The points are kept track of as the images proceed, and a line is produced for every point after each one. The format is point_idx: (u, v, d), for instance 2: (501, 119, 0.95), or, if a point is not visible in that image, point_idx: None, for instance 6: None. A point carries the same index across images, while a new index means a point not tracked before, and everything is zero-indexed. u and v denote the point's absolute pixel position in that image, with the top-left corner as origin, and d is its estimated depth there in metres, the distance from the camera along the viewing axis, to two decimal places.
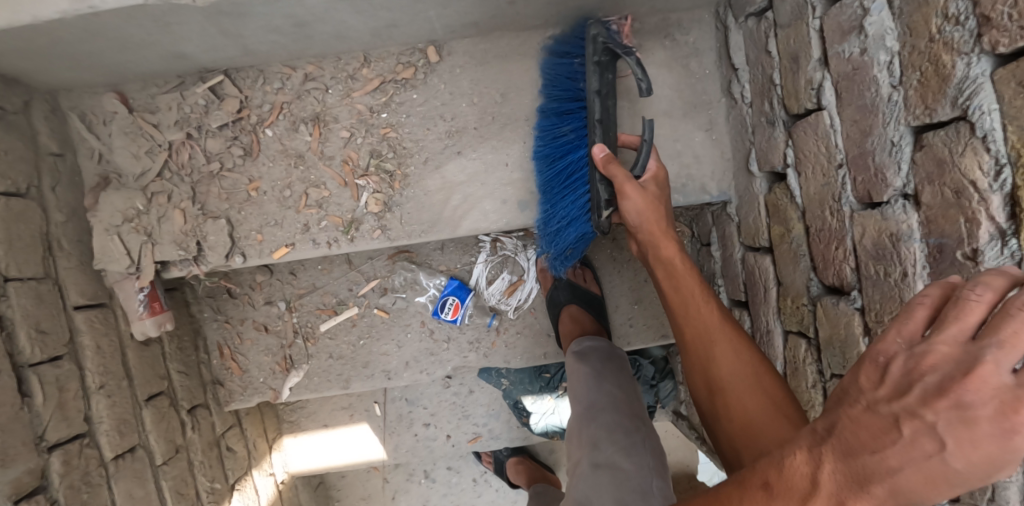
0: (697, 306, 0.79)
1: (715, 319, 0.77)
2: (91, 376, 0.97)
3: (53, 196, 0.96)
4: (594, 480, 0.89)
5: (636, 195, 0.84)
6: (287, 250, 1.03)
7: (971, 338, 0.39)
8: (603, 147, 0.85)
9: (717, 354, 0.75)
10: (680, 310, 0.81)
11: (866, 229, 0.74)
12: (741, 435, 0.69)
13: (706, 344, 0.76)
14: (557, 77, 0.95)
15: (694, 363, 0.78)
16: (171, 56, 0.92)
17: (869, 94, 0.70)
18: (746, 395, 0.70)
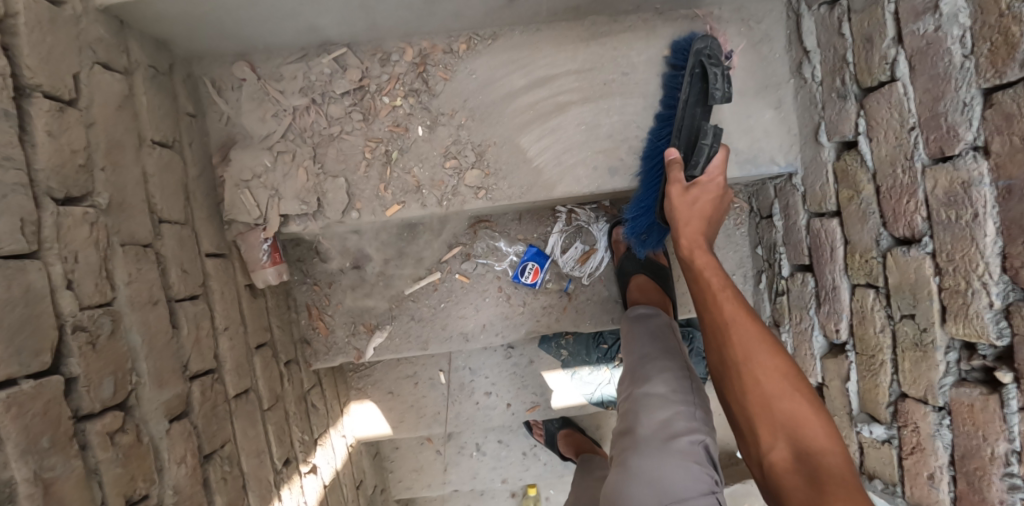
0: (717, 302, 0.90)
1: (741, 321, 0.87)
2: (218, 318, 1.05)
3: (190, 151, 1.05)
4: (641, 407, 0.96)
5: (674, 197, 0.99)
6: (399, 208, 1.12)
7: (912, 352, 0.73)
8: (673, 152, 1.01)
9: (754, 350, 0.84)
10: (706, 307, 0.92)
11: (939, 181, 0.86)
12: (766, 419, 0.80)
13: (725, 333, 0.87)
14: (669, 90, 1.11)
15: (713, 350, 0.89)
16: (308, 27, 1.02)
17: (942, 64, 0.83)
18: (768, 381, 0.82)
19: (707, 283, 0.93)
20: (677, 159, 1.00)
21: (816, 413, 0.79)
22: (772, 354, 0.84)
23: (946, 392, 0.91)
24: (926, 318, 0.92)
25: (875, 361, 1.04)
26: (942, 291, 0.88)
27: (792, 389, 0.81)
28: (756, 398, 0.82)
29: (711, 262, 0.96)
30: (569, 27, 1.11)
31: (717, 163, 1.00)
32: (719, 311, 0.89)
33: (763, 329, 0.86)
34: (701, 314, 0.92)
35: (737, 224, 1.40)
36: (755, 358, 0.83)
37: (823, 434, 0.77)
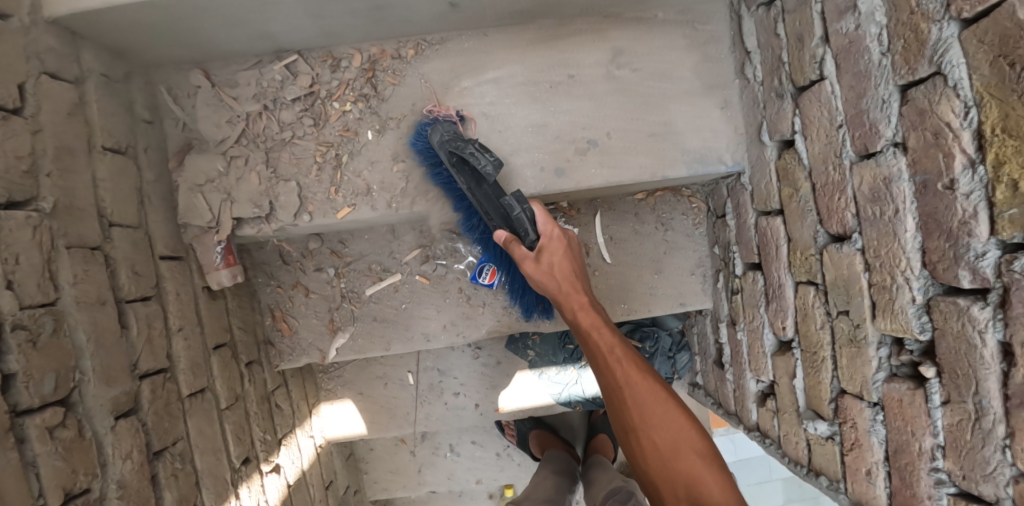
0: (615, 363, 0.94)
1: (642, 387, 0.90)
2: (172, 319, 1.08)
3: (145, 157, 1.08)
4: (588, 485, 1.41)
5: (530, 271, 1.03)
6: (349, 211, 1.14)
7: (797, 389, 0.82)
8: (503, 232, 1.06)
9: (660, 412, 0.88)
10: (605, 367, 0.95)
11: (864, 178, 0.87)
12: (666, 481, 0.85)
13: (625, 394, 0.91)
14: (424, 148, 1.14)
15: (615, 414, 0.92)
16: (258, 36, 1.05)
17: (863, 62, 0.84)
18: (665, 444, 0.86)
19: (598, 350, 0.97)
20: (511, 236, 1.05)
21: (715, 472, 0.83)
22: (674, 414, 0.88)
23: (879, 387, 0.91)
24: (859, 314, 0.92)
25: (817, 358, 1.04)
26: (871, 287, 0.89)
27: (688, 450, 0.85)
28: (653, 462, 0.87)
29: (595, 323, 1.00)
30: (516, 31, 1.13)
31: (545, 222, 1.04)
32: (612, 375, 0.93)
33: (671, 392, 0.91)
34: (601, 377, 0.96)
35: (696, 223, 1.41)
36: (652, 421, 0.88)
37: (719, 489, 0.80)
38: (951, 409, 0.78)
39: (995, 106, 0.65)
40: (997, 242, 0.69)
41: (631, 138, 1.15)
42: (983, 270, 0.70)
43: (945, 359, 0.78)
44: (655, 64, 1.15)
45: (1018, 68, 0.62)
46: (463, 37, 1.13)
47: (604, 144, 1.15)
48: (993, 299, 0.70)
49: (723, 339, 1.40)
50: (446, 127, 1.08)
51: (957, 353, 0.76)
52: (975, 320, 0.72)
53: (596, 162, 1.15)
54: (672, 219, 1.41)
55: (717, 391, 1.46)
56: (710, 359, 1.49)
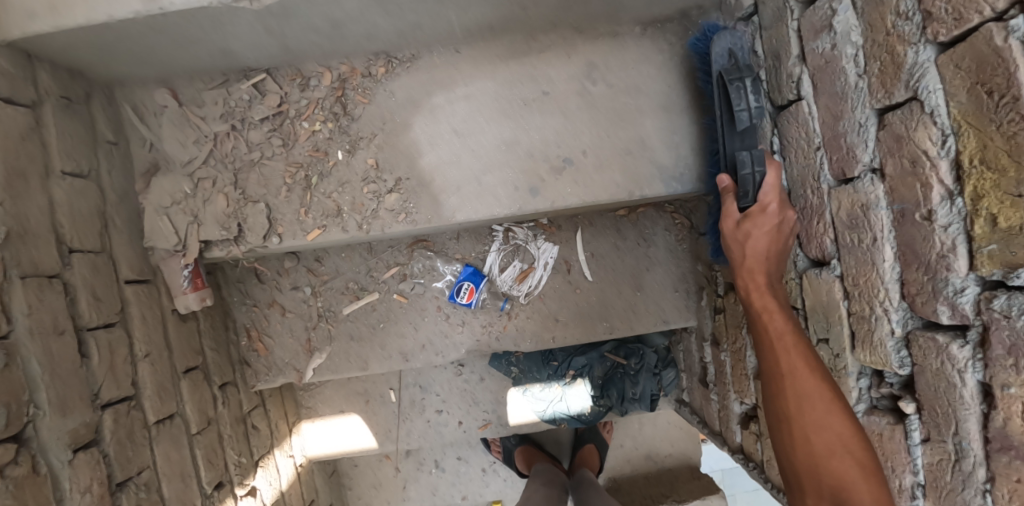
0: (784, 349, 0.82)
1: (800, 368, 0.79)
2: (137, 344, 1.06)
3: (109, 179, 1.06)
4: None
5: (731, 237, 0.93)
6: (319, 232, 1.12)
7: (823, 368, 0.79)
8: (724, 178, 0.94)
9: (807, 413, 0.76)
10: (775, 353, 0.83)
11: (842, 203, 0.83)
12: (811, 479, 0.74)
13: (782, 385, 0.80)
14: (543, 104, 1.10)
15: (769, 398, 0.82)
16: (223, 54, 1.03)
17: (839, 83, 0.81)
18: (812, 431, 0.75)
19: (767, 325, 0.87)
20: (730, 187, 0.95)
21: (865, 473, 0.71)
22: (835, 424, 0.74)
23: (859, 419, 0.88)
24: (838, 343, 0.89)
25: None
26: (850, 316, 0.85)
27: (841, 448, 0.73)
28: (804, 449, 0.75)
29: (780, 307, 0.88)
30: (488, 46, 1.11)
31: (769, 190, 0.91)
32: (775, 358, 0.83)
33: (827, 380, 0.78)
34: (763, 358, 0.85)
35: (680, 239, 1.38)
36: (804, 410, 0.76)
37: (870, 497, 0.69)
38: (930, 448, 0.75)
39: (972, 135, 0.62)
40: (976, 278, 0.65)
41: (608, 156, 1.12)
42: (962, 306, 0.66)
43: (924, 395, 0.75)
44: (632, 79, 1.12)
45: (996, 97, 0.58)
46: (435, 54, 1.11)
47: (580, 162, 1.12)
48: (972, 337, 0.66)
49: (708, 358, 1.37)
50: (731, 39, 0.97)
51: (937, 390, 0.73)
52: (954, 359, 0.69)
53: (571, 181, 1.12)
54: (654, 235, 1.38)
55: (702, 410, 1.43)
56: (695, 377, 1.46)
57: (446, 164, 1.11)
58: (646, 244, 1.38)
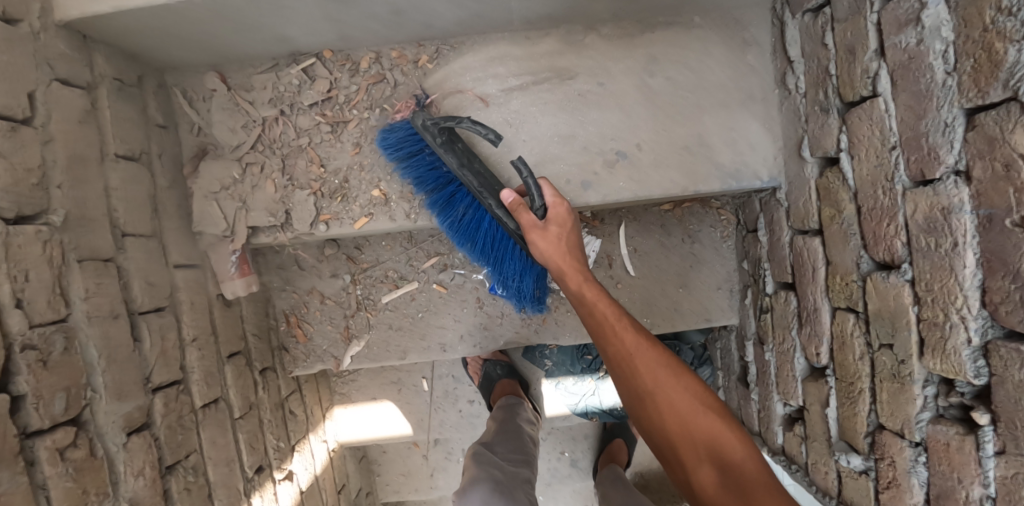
0: (616, 329, 0.81)
1: (637, 346, 0.79)
2: (186, 329, 1.06)
3: (159, 163, 1.05)
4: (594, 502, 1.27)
5: (536, 242, 0.91)
6: (367, 220, 1.12)
7: (645, 345, 0.80)
8: (509, 193, 0.93)
9: (650, 378, 0.77)
10: (604, 336, 0.82)
11: (918, 205, 0.80)
12: (689, 448, 0.74)
13: (631, 367, 0.79)
14: (413, 172, 1.09)
15: (621, 382, 0.80)
16: (274, 38, 1.02)
17: (924, 80, 0.77)
18: (673, 391, 0.77)
19: (583, 293, 0.86)
20: (518, 202, 0.92)
21: (726, 422, 0.75)
22: (664, 366, 0.79)
23: (923, 428, 0.85)
24: (904, 349, 0.86)
25: (853, 389, 0.99)
26: (920, 322, 0.83)
27: (701, 407, 0.76)
28: (677, 429, 0.75)
29: (584, 270, 0.89)
30: (541, 36, 1.09)
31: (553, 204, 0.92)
32: (618, 343, 0.80)
33: (657, 347, 0.80)
34: (598, 344, 0.83)
35: (724, 236, 1.37)
36: (657, 381, 0.77)
37: (740, 446, 0.73)
38: (1005, 461, 0.71)
39: None
40: None
41: (663, 151, 1.11)
42: None
43: (1001, 407, 0.72)
44: (688, 72, 1.10)
45: None
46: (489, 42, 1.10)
47: (634, 157, 1.11)
48: None
49: (748, 358, 1.36)
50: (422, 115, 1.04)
51: (1018, 403, 0.69)
52: None
53: (624, 175, 1.12)
54: (699, 232, 1.37)
55: (739, 409, 1.42)
56: (733, 376, 1.44)
57: (498, 155, 1.10)
58: (690, 241, 1.37)
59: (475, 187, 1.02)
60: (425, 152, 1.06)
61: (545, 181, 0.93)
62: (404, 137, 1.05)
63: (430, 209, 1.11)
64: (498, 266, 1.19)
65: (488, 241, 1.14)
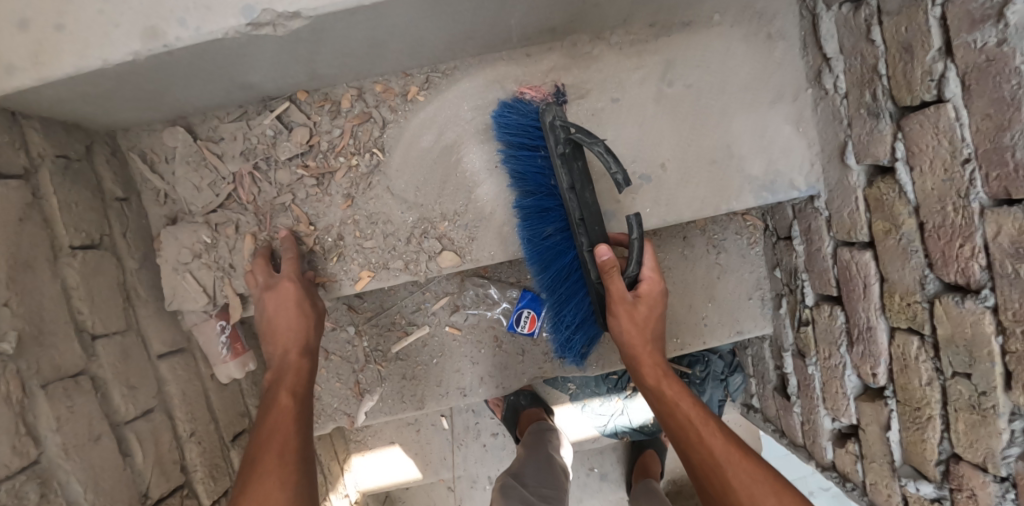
0: (703, 437, 0.81)
1: (727, 456, 0.79)
2: (181, 424, 0.94)
3: (124, 243, 0.92)
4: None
5: (620, 315, 0.86)
6: (368, 279, 0.99)
7: (734, 453, 0.80)
8: (605, 249, 0.83)
9: (742, 490, 0.77)
10: (692, 444, 0.82)
11: (1003, 228, 0.70)
12: None
13: (722, 478, 0.79)
14: (525, 173, 0.94)
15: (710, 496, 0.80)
16: (240, 87, 0.88)
17: (1008, 86, 0.67)
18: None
19: (663, 392, 0.86)
20: (614, 263, 0.84)
21: None
22: (757, 475, 0.78)
23: (1010, 463, 0.77)
24: (985, 380, 0.77)
25: (920, 414, 0.91)
26: (1006, 355, 0.74)
27: None
28: None
29: (664, 368, 0.89)
30: (544, 51, 0.96)
31: (647, 280, 0.88)
32: (707, 451, 0.81)
33: (749, 456, 0.80)
34: (684, 453, 0.83)
35: (751, 243, 1.28)
36: (750, 492, 0.77)
37: None
38: None
39: None
40: None
41: (688, 166, 0.99)
42: None
43: None
44: (711, 77, 0.98)
45: None
46: (486, 64, 0.97)
47: (658, 178, 0.99)
48: None
49: (786, 368, 1.28)
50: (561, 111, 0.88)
51: None
52: None
53: (649, 199, 0.99)
54: (726, 240, 1.28)
55: (779, 420, 1.35)
56: (769, 385, 1.37)
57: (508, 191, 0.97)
58: (716, 251, 1.28)
59: (574, 216, 0.87)
60: (539, 151, 0.92)
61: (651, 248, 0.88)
62: (526, 124, 0.92)
63: (517, 210, 0.97)
64: (557, 307, 1.05)
65: (559, 276, 0.98)
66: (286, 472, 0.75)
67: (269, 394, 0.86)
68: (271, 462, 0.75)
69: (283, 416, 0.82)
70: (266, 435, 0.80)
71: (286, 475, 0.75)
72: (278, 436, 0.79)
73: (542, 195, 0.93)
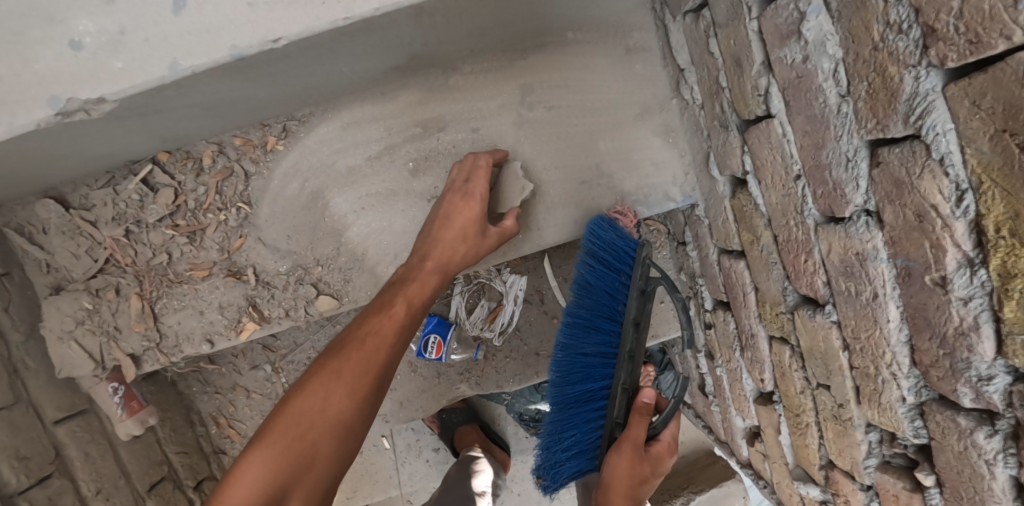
0: None
1: None
2: (85, 485, 0.98)
3: (6, 317, 0.93)
4: None
5: (624, 453, 0.84)
6: (253, 329, 1.00)
7: None
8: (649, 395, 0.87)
9: None
10: None
11: (832, 246, 0.69)
12: None
13: None
14: (596, 288, 0.94)
15: None
16: (92, 158, 0.89)
17: (817, 104, 0.64)
18: None
19: None
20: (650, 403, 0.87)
21: None
22: None
23: (871, 473, 0.77)
24: (841, 393, 0.78)
25: (800, 422, 0.91)
26: (853, 369, 0.74)
27: None
28: None
29: None
30: (397, 87, 0.95)
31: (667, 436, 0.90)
32: None
33: None
34: None
35: (658, 247, 1.25)
36: None
37: None
38: None
39: (1000, 197, 0.46)
40: (1005, 367, 0.51)
41: (559, 190, 0.98)
42: (989, 395, 0.54)
43: (944, 472, 0.63)
44: (574, 96, 0.96)
45: None
46: (342, 106, 0.96)
47: (528, 204, 0.97)
48: (1001, 427, 0.54)
49: (703, 369, 1.28)
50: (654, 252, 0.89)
51: (959, 473, 0.60)
52: (979, 448, 0.56)
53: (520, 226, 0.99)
54: None
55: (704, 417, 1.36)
56: (694, 384, 1.37)
57: (377, 231, 0.98)
58: None
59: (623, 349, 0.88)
60: (620, 275, 0.92)
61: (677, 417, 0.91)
62: (618, 247, 0.92)
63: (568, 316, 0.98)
64: (556, 427, 0.98)
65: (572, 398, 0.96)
66: (326, 396, 0.71)
67: (387, 302, 0.82)
68: (350, 366, 0.74)
69: (387, 319, 0.80)
70: (361, 338, 0.77)
71: (371, 363, 0.75)
72: (367, 337, 0.78)
73: (597, 315, 0.94)
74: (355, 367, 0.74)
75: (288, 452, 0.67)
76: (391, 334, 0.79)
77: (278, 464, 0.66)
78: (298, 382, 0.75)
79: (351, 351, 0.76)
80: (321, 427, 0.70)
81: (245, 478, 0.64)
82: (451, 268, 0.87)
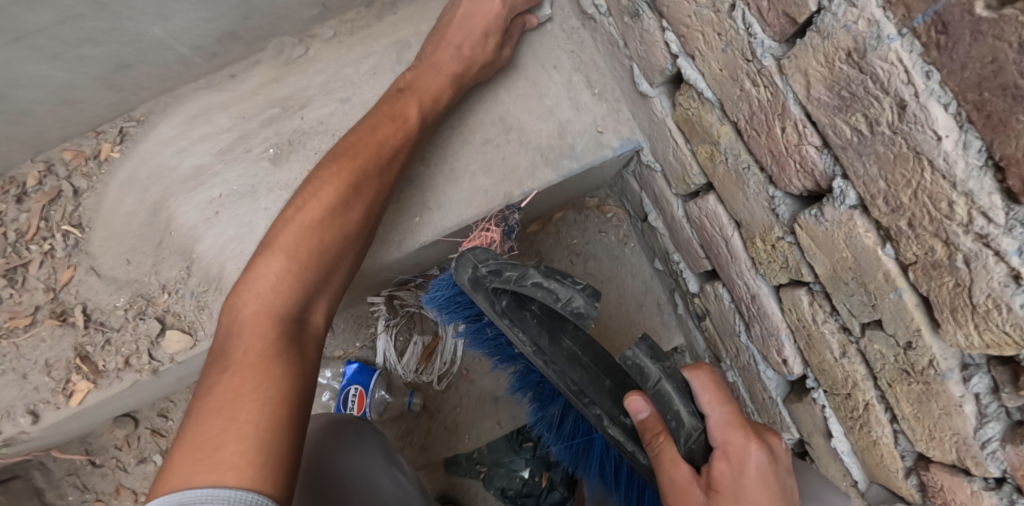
0: None
1: None
2: None
3: None
4: None
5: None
6: (86, 390, 0.75)
7: None
8: (641, 409, 0.54)
9: None
10: None
11: (810, 73, 0.44)
12: None
13: None
14: (502, 351, 0.81)
15: None
16: None
17: None
18: None
19: None
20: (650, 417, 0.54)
21: None
22: None
23: (997, 455, 0.43)
24: (899, 325, 0.47)
25: (855, 404, 0.59)
26: (908, 271, 0.43)
27: None
28: None
29: None
30: (251, 64, 0.80)
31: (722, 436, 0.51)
32: None
33: None
34: None
35: (620, 238, 1.05)
36: None
37: None
38: None
39: None
40: None
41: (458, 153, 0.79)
42: None
43: None
44: None
45: None
46: (188, 98, 0.81)
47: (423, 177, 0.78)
48: None
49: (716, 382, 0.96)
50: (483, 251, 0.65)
51: None
52: None
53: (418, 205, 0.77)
54: (589, 243, 1.05)
55: None
56: None
57: (233, 241, 0.76)
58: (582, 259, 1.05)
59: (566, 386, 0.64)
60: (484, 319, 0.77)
61: (699, 384, 0.53)
62: (456, 297, 0.77)
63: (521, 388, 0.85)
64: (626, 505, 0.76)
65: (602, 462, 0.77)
66: (331, 208, 0.64)
67: (397, 102, 0.71)
68: (359, 156, 0.67)
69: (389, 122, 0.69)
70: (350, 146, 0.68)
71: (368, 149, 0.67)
72: (364, 136, 0.69)
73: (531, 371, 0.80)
74: (350, 177, 0.66)
75: (302, 274, 0.61)
76: (383, 145, 0.68)
77: (290, 277, 0.60)
78: (292, 198, 0.66)
79: (354, 165, 0.66)
80: (331, 241, 0.63)
81: (251, 292, 0.59)
82: (469, 70, 0.74)
